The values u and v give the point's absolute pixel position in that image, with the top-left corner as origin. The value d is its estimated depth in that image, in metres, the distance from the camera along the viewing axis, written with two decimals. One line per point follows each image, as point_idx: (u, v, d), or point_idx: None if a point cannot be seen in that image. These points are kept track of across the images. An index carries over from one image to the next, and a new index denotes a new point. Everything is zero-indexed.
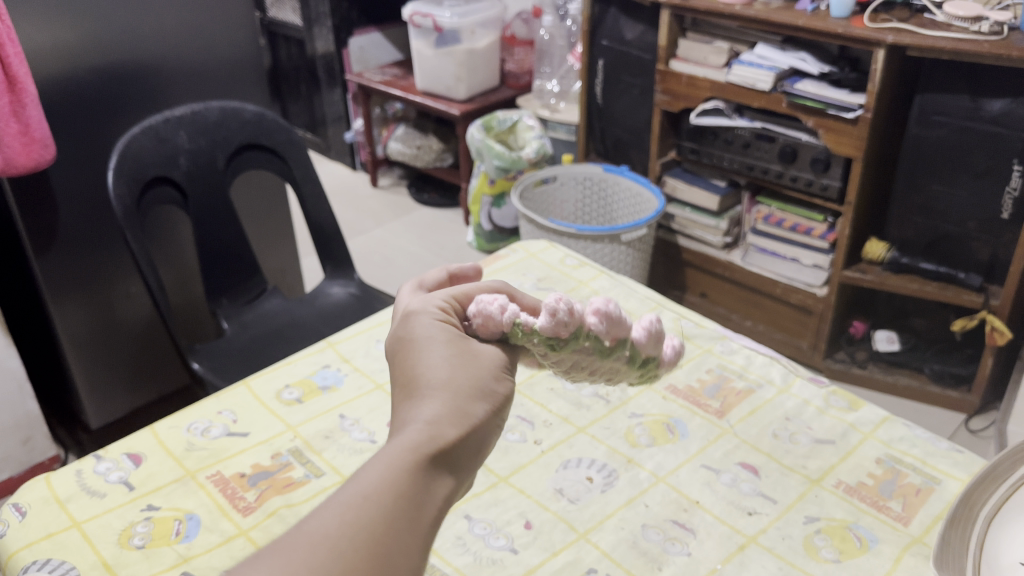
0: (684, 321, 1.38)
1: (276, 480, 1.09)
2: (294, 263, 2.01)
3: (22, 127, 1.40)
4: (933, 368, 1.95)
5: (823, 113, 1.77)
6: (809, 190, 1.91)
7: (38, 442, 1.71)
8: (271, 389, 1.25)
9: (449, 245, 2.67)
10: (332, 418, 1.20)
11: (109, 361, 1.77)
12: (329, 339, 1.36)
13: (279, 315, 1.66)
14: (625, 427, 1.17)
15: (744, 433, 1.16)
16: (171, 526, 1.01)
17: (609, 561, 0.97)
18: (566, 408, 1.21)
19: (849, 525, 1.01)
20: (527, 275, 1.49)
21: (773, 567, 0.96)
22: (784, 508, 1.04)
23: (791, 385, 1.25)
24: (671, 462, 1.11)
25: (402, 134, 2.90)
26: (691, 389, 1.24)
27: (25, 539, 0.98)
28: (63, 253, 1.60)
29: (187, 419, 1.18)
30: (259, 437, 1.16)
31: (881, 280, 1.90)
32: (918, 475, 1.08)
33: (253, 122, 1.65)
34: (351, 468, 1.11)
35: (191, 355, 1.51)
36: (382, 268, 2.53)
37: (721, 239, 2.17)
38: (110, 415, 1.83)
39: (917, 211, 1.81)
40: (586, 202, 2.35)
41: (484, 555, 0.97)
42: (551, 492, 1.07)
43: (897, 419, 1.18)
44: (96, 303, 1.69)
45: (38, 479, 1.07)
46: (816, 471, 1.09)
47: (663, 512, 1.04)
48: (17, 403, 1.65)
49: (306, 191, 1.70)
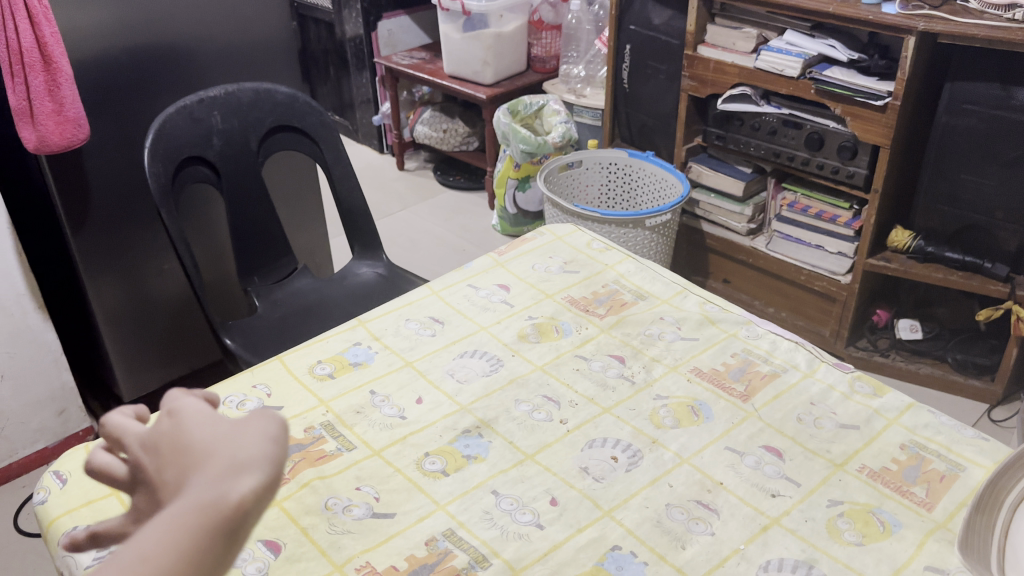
0: (709, 305, 1.39)
1: (309, 453, 1.11)
2: (323, 243, 2.03)
3: (57, 107, 1.43)
4: (955, 357, 1.96)
5: (851, 100, 1.77)
6: (835, 177, 1.90)
7: (72, 414, 1.80)
8: (304, 364, 1.27)
9: (473, 228, 2.69)
10: (363, 393, 1.22)
11: (142, 335, 1.80)
12: (360, 318, 1.38)
13: (310, 293, 1.69)
14: (651, 409, 1.19)
15: (769, 416, 1.17)
16: None
17: (634, 539, 0.99)
18: (591, 388, 1.22)
19: (872, 510, 1.02)
20: (554, 257, 1.52)
21: (796, 549, 0.97)
22: (807, 491, 1.05)
23: (816, 370, 1.25)
24: (695, 444, 1.12)
25: (429, 118, 2.90)
26: (716, 372, 1.25)
27: (65, 506, 1.02)
28: (98, 231, 1.64)
29: (223, 392, 1.21)
30: (293, 411, 1.18)
31: (906, 269, 1.89)
32: (941, 461, 1.09)
33: (286, 104, 1.67)
34: (381, 444, 1.13)
35: (224, 332, 1.54)
36: (408, 250, 2.56)
37: (746, 225, 2.16)
38: (142, 389, 1.86)
39: (944, 199, 1.81)
40: (611, 187, 2.33)
41: (511, 530, 1.00)
42: (576, 471, 1.09)
43: (922, 405, 1.18)
44: (129, 278, 1.73)
45: (78, 447, 1.11)
46: (840, 454, 1.10)
47: (687, 492, 1.05)
48: (53, 375, 1.73)
49: (336, 173, 1.72)
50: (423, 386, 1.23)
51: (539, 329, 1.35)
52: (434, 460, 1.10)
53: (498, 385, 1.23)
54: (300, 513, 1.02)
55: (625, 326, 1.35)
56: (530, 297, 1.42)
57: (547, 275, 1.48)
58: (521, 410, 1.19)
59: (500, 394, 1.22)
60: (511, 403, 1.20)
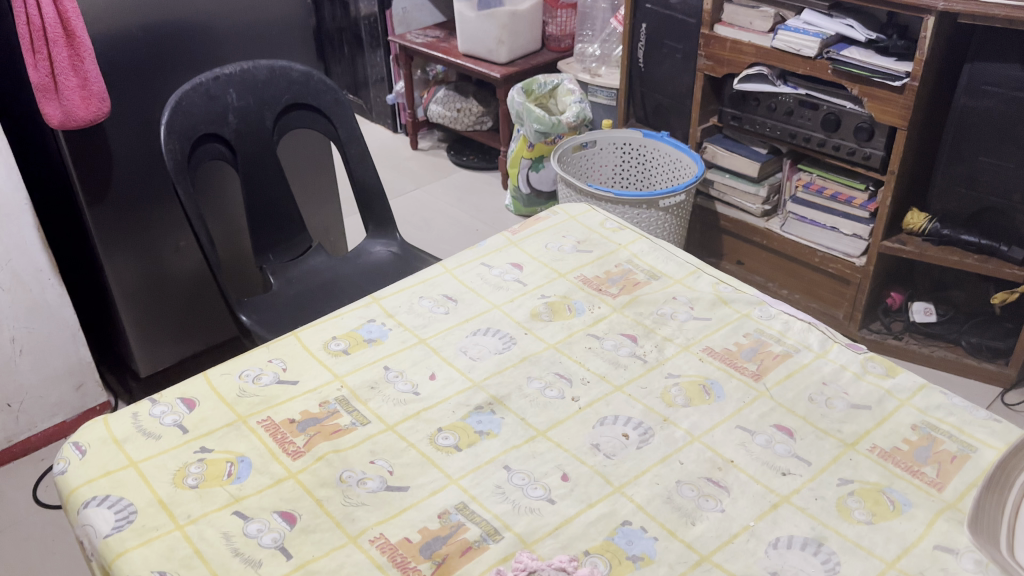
0: (723, 285, 1.39)
1: (324, 426, 1.13)
2: (337, 221, 2.04)
3: (81, 81, 1.44)
4: (970, 341, 1.95)
5: (868, 81, 1.75)
6: (851, 159, 1.89)
7: (90, 389, 1.82)
8: (319, 340, 1.28)
9: (486, 208, 2.69)
10: (377, 369, 1.23)
11: (158, 311, 1.82)
12: (374, 295, 1.39)
13: (324, 271, 1.71)
14: (662, 387, 1.19)
15: (780, 396, 1.17)
16: (223, 468, 1.06)
17: (644, 515, 1.00)
18: (603, 366, 1.23)
19: (883, 489, 1.03)
20: (567, 237, 1.53)
21: (806, 526, 0.98)
22: (818, 470, 1.05)
23: (829, 350, 1.25)
24: (706, 423, 1.13)
25: (443, 97, 2.89)
26: (728, 352, 1.25)
27: (85, 476, 1.04)
28: (115, 207, 1.65)
29: (239, 366, 1.22)
30: (308, 385, 1.20)
31: (921, 251, 1.88)
32: (953, 442, 1.09)
33: (301, 82, 1.67)
34: (395, 419, 1.14)
35: (240, 308, 1.55)
36: (421, 230, 2.56)
37: (760, 206, 2.15)
38: (158, 364, 1.89)
39: (961, 182, 1.80)
40: (625, 167, 2.32)
41: (522, 504, 1.01)
42: (588, 447, 1.09)
43: (935, 386, 1.18)
44: (146, 255, 1.75)
45: (96, 420, 1.13)
46: (851, 434, 1.11)
47: (697, 469, 1.06)
48: (70, 350, 1.75)
49: (350, 151, 1.72)
50: (436, 363, 1.24)
51: (552, 308, 1.35)
52: (447, 435, 1.11)
53: (511, 362, 1.24)
54: (316, 486, 1.03)
55: (638, 306, 1.35)
56: (543, 276, 1.43)
57: (560, 254, 1.48)
58: (533, 387, 1.20)
59: (512, 371, 1.22)
60: (523, 380, 1.21)
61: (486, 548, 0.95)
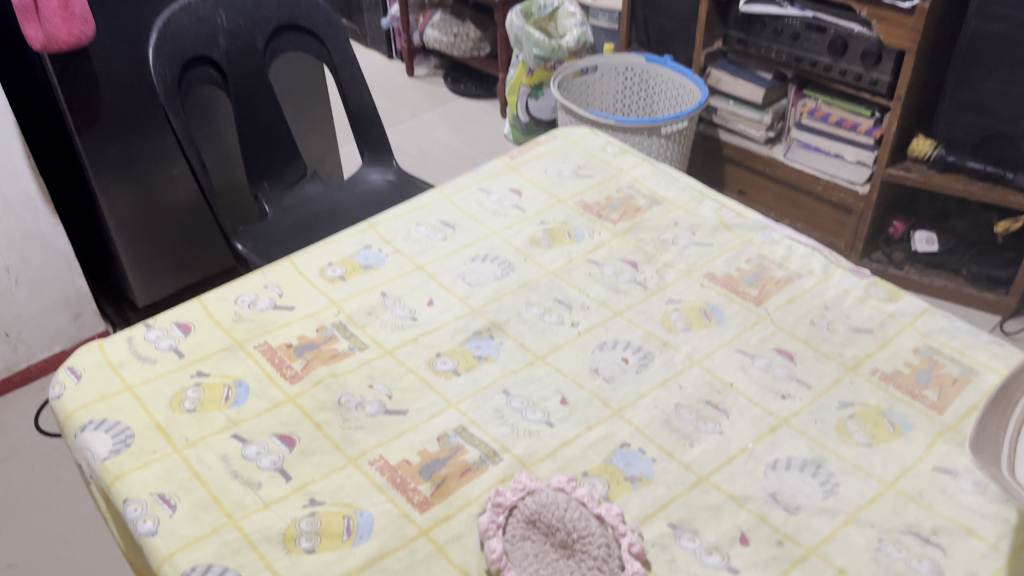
0: (725, 210, 1.37)
1: (322, 351, 1.12)
2: (333, 148, 2.00)
3: (63, 2, 1.39)
4: (971, 270, 1.93)
5: (877, 3, 1.71)
6: (857, 84, 1.85)
7: (88, 319, 1.81)
8: (315, 266, 1.26)
9: (484, 137, 2.64)
10: (374, 295, 1.21)
11: (154, 241, 1.80)
12: (370, 221, 1.36)
13: (320, 200, 1.68)
14: (662, 312, 1.18)
15: (781, 320, 1.16)
16: (220, 392, 1.05)
17: (642, 437, 0.99)
18: (603, 293, 1.22)
19: (883, 411, 1.02)
20: (567, 161, 1.50)
21: (805, 448, 0.98)
22: (818, 393, 1.05)
23: (831, 275, 1.24)
24: (705, 347, 1.12)
25: (439, 22, 2.81)
26: (730, 278, 1.24)
27: (81, 400, 1.03)
28: (106, 135, 1.61)
29: (234, 292, 1.21)
30: (305, 311, 1.18)
31: (925, 178, 1.85)
32: (955, 365, 1.08)
33: (292, 2, 1.62)
34: (393, 344, 1.13)
35: (235, 237, 1.53)
36: (418, 159, 2.52)
37: (764, 133, 2.11)
38: (156, 294, 1.88)
39: (969, 107, 1.76)
40: (627, 94, 2.28)
41: (521, 427, 1.01)
42: (587, 372, 1.09)
43: (938, 310, 1.17)
44: (140, 184, 1.71)
45: (91, 345, 1.12)
46: (852, 357, 1.10)
47: (697, 393, 1.05)
48: (67, 280, 1.73)
49: (344, 75, 1.68)
50: (434, 289, 1.23)
51: (551, 234, 1.33)
52: (445, 360, 1.10)
53: (510, 289, 1.23)
54: (314, 410, 1.03)
55: (639, 231, 1.33)
56: (543, 201, 1.40)
57: (560, 179, 1.45)
58: (532, 312, 1.18)
59: (511, 298, 1.21)
60: (522, 306, 1.19)
61: (485, 470, 0.95)
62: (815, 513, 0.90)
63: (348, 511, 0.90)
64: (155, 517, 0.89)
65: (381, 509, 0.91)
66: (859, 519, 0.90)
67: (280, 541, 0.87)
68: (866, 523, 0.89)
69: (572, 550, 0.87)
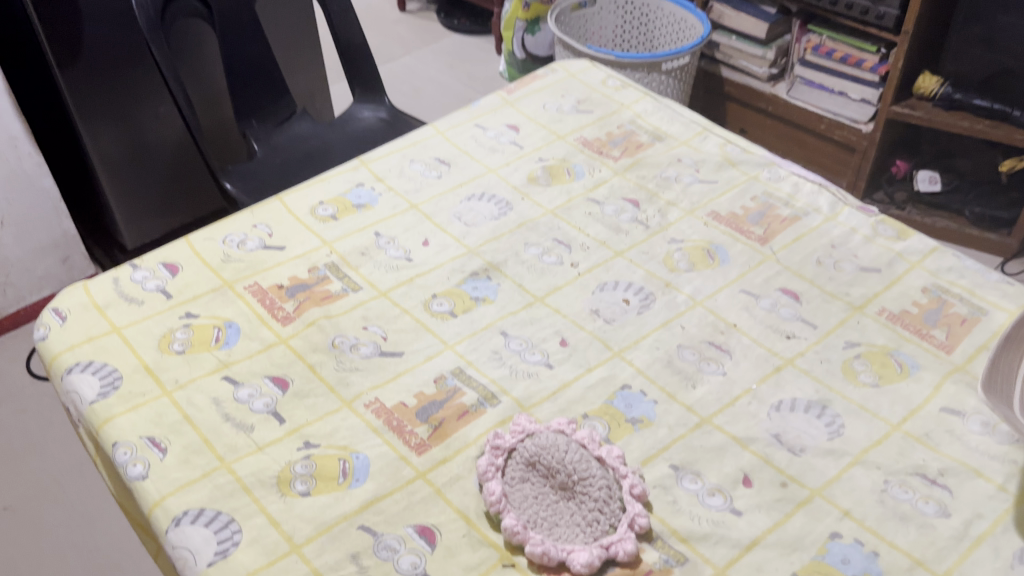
0: (730, 146, 1.33)
1: (314, 292, 1.08)
2: (323, 86, 1.94)
3: None
4: (973, 211, 1.90)
5: None
6: (863, 18, 1.78)
7: (76, 262, 1.77)
8: (306, 205, 1.22)
9: (479, 75, 2.57)
10: (367, 235, 1.18)
11: (141, 182, 1.75)
12: (362, 158, 1.32)
13: (311, 138, 1.63)
14: (665, 252, 1.15)
15: (787, 260, 1.13)
16: (210, 333, 1.02)
17: (644, 379, 0.97)
18: (603, 232, 1.18)
19: (891, 352, 1.00)
20: (567, 96, 1.45)
21: (810, 389, 0.96)
22: (824, 333, 1.02)
23: (839, 213, 1.20)
24: (709, 288, 1.09)
25: None
26: (734, 216, 1.20)
27: (66, 342, 1.00)
28: (89, 71, 1.55)
29: (223, 231, 1.17)
30: (296, 251, 1.15)
31: (930, 116, 1.80)
32: (964, 305, 1.06)
33: None
34: (387, 285, 1.10)
35: (224, 177, 1.49)
36: (411, 98, 2.45)
37: (767, 70, 2.05)
38: (145, 237, 1.84)
39: (978, 42, 1.74)
40: (627, 29, 2.20)
41: (520, 369, 0.98)
42: (587, 313, 1.06)
43: (947, 249, 1.14)
44: (125, 123, 1.66)
45: (76, 285, 1.08)
46: (859, 297, 1.07)
47: (699, 333, 1.03)
48: (53, 222, 1.69)
49: (333, 7, 1.62)
50: (429, 229, 1.19)
51: (550, 172, 1.29)
52: (441, 302, 1.07)
53: (507, 229, 1.19)
54: (307, 351, 1.00)
55: (640, 169, 1.29)
56: (541, 138, 1.35)
57: (559, 115, 1.40)
58: (530, 253, 1.15)
59: (509, 238, 1.17)
60: (521, 246, 1.16)
61: (483, 412, 0.93)
62: (820, 455, 0.89)
63: (344, 454, 0.88)
64: (145, 461, 0.87)
65: (377, 452, 0.89)
66: (864, 461, 0.88)
67: (274, 484, 0.85)
68: (872, 465, 0.88)
69: (572, 492, 0.84)
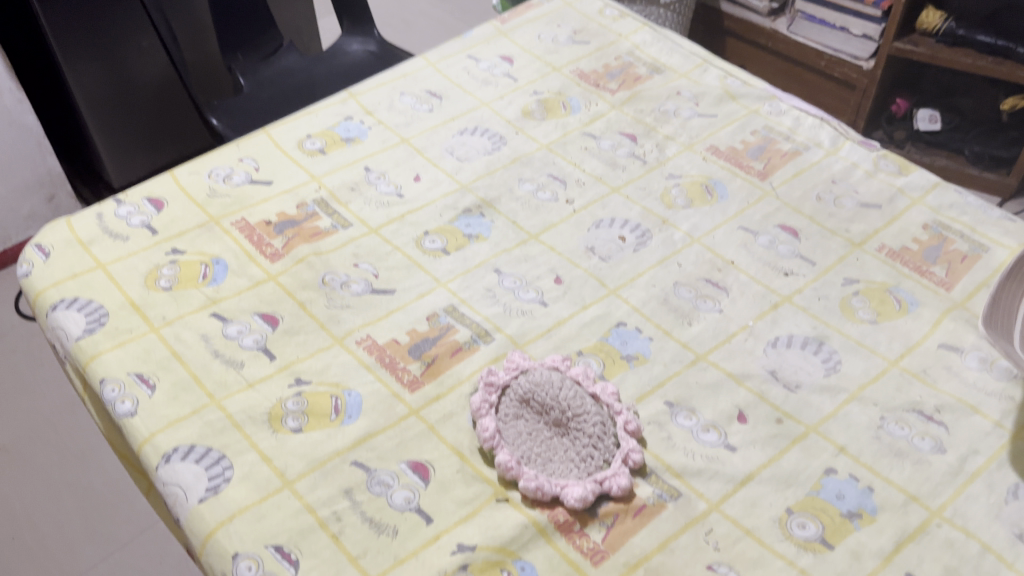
0: (730, 79, 1.29)
1: (303, 229, 1.06)
2: (309, 19, 1.88)
3: None
4: (973, 150, 1.86)
5: None
6: None
7: (63, 200, 1.71)
8: (293, 139, 1.19)
9: (472, 9, 2.49)
10: (357, 170, 1.15)
11: (126, 119, 1.71)
12: (350, 90, 1.28)
13: (299, 71, 1.58)
14: (662, 188, 1.12)
15: (786, 196, 1.11)
16: (198, 270, 1.00)
17: (640, 316, 0.96)
18: (599, 168, 1.15)
19: (890, 288, 0.99)
20: (562, 26, 1.40)
21: (807, 326, 0.94)
22: (823, 270, 1.01)
23: (840, 148, 1.17)
24: (706, 224, 1.07)
25: None
26: (734, 151, 1.17)
27: (51, 279, 0.98)
28: (69, 5, 1.49)
29: (208, 165, 1.14)
30: (283, 186, 1.12)
31: (932, 53, 1.76)
32: (965, 242, 1.04)
33: None
34: (378, 222, 1.07)
35: (210, 112, 1.45)
36: (402, 32, 2.39)
37: (767, 4, 2.00)
38: (131, 174, 1.81)
39: None
40: None
41: (513, 307, 0.97)
42: (582, 250, 1.04)
43: (949, 185, 1.11)
44: (109, 59, 1.60)
45: (58, 221, 1.05)
46: (859, 234, 1.05)
47: (696, 271, 1.01)
48: (37, 160, 1.62)
49: None
50: (421, 164, 1.16)
51: (545, 106, 1.25)
52: (434, 239, 1.05)
53: (501, 164, 1.16)
54: (297, 288, 0.98)
55: (638, 103, 1.25)
56: (536, 70, 1.31)
57: (554, 46, 1.36)
58: (524, 189, 1.12)
59: (503, 173, 1.15)
60: (514, 182, 1.13)
61: (477, 350, 0.92)
62: (816, 392, 0.88)
63: (335, 391, 0.87)
64: (134, 398, 0.85)
65: (369, 389, 0.87)
66: (861, 397, 0.87)
67: (265, 421, 0.84)
68: (869, 401, 0.87)
69: (566, 428, 0.84)
